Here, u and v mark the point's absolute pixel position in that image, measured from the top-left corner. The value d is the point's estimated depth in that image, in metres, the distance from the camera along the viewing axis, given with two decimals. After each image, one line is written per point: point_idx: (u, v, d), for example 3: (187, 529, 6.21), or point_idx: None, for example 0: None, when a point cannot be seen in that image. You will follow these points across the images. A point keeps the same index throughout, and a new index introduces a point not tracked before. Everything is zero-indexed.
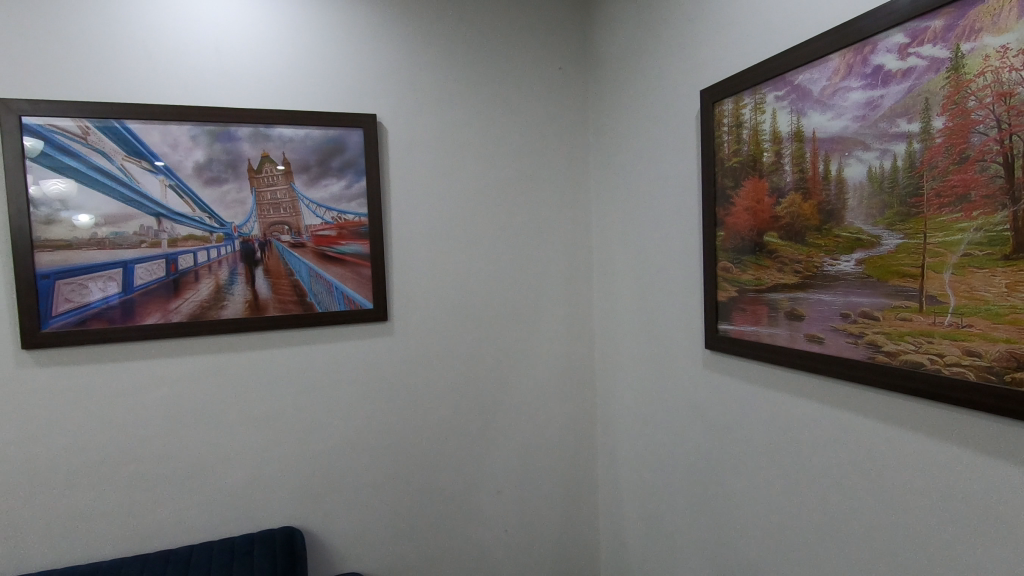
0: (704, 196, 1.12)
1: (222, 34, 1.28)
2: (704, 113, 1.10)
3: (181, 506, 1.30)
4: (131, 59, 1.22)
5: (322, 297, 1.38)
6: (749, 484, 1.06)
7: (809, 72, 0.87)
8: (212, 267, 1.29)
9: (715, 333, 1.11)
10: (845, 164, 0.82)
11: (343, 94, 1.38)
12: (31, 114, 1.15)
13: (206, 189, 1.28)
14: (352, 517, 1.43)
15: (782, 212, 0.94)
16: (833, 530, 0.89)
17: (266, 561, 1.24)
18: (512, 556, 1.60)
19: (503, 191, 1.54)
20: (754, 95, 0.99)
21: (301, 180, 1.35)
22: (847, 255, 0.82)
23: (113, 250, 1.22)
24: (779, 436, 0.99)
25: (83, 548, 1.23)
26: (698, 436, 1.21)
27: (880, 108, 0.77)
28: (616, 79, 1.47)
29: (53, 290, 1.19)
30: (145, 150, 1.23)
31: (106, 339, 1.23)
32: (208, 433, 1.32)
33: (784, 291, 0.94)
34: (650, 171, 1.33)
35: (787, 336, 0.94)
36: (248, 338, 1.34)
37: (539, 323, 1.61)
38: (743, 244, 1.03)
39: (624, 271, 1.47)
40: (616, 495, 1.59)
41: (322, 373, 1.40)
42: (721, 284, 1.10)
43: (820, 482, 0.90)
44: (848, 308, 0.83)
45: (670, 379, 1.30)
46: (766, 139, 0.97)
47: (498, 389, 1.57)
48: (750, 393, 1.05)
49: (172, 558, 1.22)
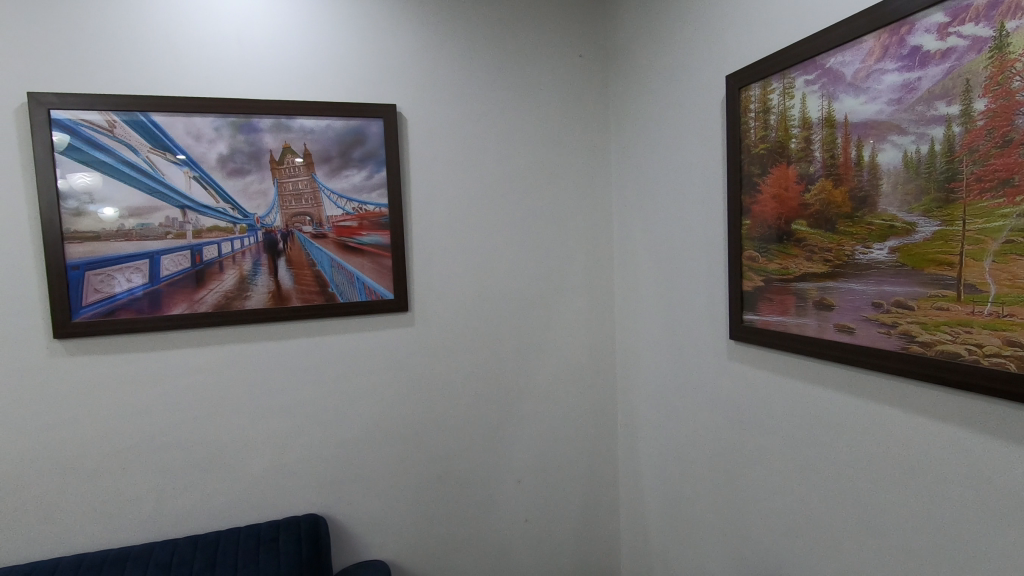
0: (730, 185, 1.10)
1: (242, 24, 1.28)
2: (730, 99, 1.08)
3: (207, 493, 1.32)
4: (156, 51, 1.23)
5: (343, 287, 1.39)
6: (774, 476, 1.05)
7: (840, 55, 0.85)
8: (236, 258, 1.31)
9: (740, 323, 1.10)
10: (879, 150, 0.80)
11: (362, 85, 1.38)
12: (59, 108, 1.17)
13: (229, 181, 1.29)
14: (374, 506, 1.45)
15: (811, 200, 0.92)
16: (860, 524, 0.87)
17: (292, 549, 1.26)
18: (532, 546, 1.61)
19: (523, 181, 1.53)
20: (782, 80, 0.97)
21: (322, 171, 1.35)
22: (881, 243, 0.80)
23: (139, 242, 1.24)
24: (806, 428, 0.97)
25: (115, 532, 1.27)
26: (721, 428, 1.19)
27: (916, 91, 0.74)
28: (637, 65, 1.44)
29: (82, 280, 1.21)
30: (169, 142, 1.24)
31: (133, 329, 1.25)
32: (233, 421, 1.34)
33: (812, 280, 0.93)
34: (672, 160, 1.31)
35: (815, 326, 0.93)
36: (271, 328, 1.35)
37: (559, 314, 1.60)
38: (769, 233, 1.01)
39: (647, 261, 1.45)
40: (637, 486, 1.59)
41: (343, 364, 1.41)
42: (747, 274, 1.08)
43: (848, 474, 0.89)
44: (881, 297, 0.81)
45: (692, 371, 1.28)
46: (795, 125, 0.94)
47: (518, 380, 1.57)
48: (776, 385, 1.04)
49: (200, 543, 1.25)
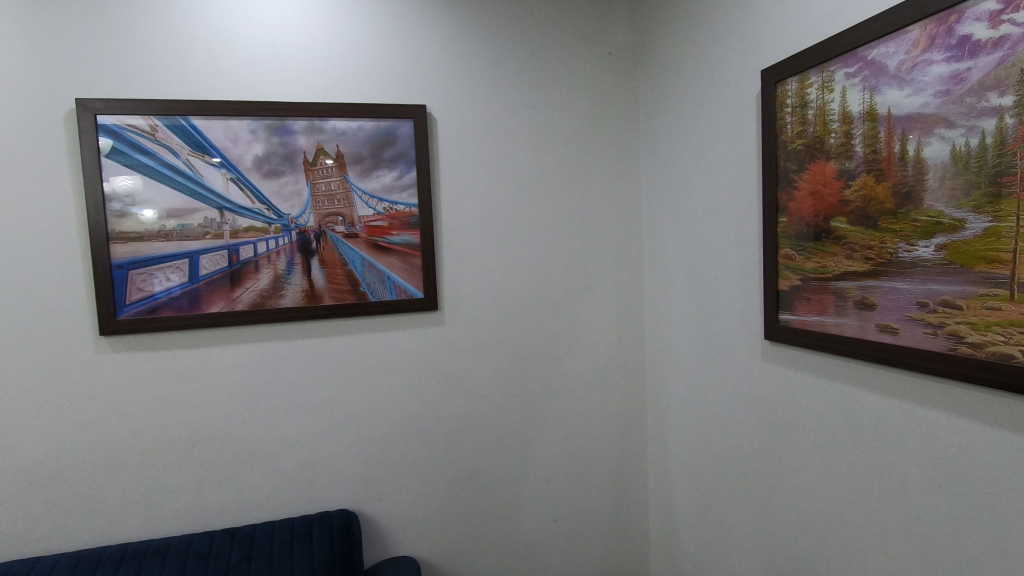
0: (766, 183, 1.07)
1: (277, 29, 1.31)
2: (765, 94, 1.06)
3: (243, 487, 1.35)
4: (195, 57, 1.27)
5: (374, 286, 1.41)
6: (810, 480, 1.02)
7: (883, 46, 0.82)
8: (271, 257, 1.33)
9: (776, 323, 1.07)
10: (924, 144, 0.77)
11: (392, 85, 1.39)
12: (105, 113, 1.21)
13: (265, 182, 1.32)
14: (404, 502, 1.46)
15: (851, 196, 0.89)
16: (903, 530, 0.85)
17: (325, 543, 1.29)
18: (560, 546, 1.60)
19: (552, 180, 1.53)
20: (821, 73, 0.94)
21: (354, 172, 1.37)
22: (926, 240, 0.77)
23: (179, 242, 1.28)
24: (844, 430, 0.94)
25: (156, 524, 1.31)
26: (754, 430, 1.17)
27: (965, 82, 0.72)
28: (668, 62, 1.42)
29: (126, 279, 1.25)
30: (208, 145, 1.27)
31: (173, 327, 1.28)
32: (268, 417, 1.37)
33: (852, 279, 0.90)
34: (704, 157, 1.29)
35: (855, 326, 0.90)
36: (304, 326, 1.38)
37: (588, 313, 1.59)
38: (807, 230, 0.99)
39: (678, 260, 1.43)
40: (668, 488, 1.56)
41: (374, 361, 1.43)
42: (783, 273, 1.05)
43: (890, 480, 0.86)
44: (926, 296, 0.78)
45: (725, 371, 1.26)
46: (834, 119, 0.92)
47: (547, 380, 1.56)
48: (812, 387, 1.01)
49: (237, 536, 1.28)
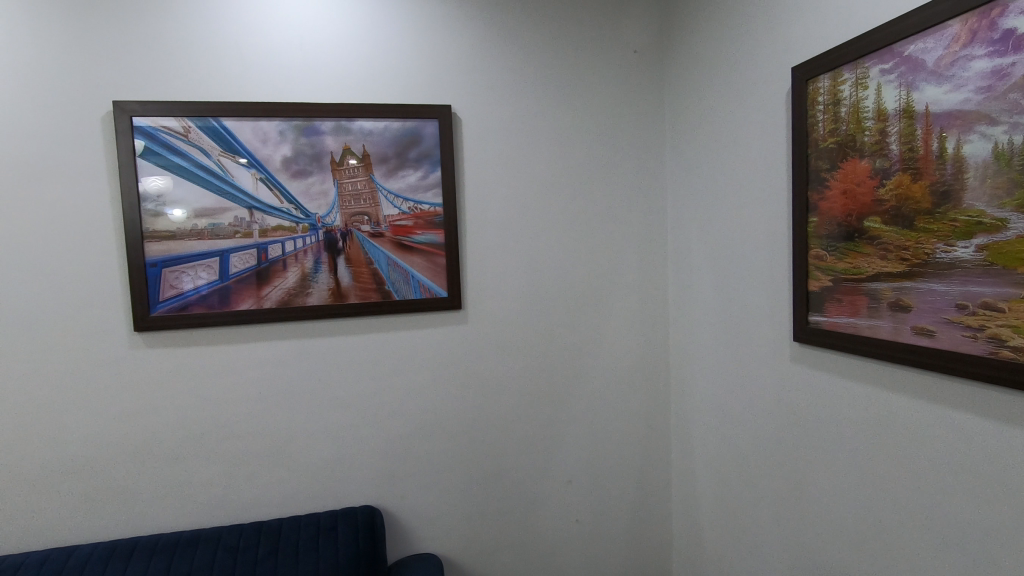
0: (796, 182, 1.05)
1: (306, 32, 1.33)
2: (796, 91, 1.04)
3: (270, 482, 1.38)
4: (226, 59, 1.29)
5: (399, 285, 1.42)
6: (840, 485, 1.00)
7: (921, 42, 0.80)
8: (298, 256, 1.36)
9: (806, 325, 1.05)
10: (965, 141, 0.75)
11: (418, 86, 1.40)
12: (140, 115, 1.24)
13: (293, 182, 1.34)
14: (426, 500, 1.47)
15: (885, 195, 0.87)
16: (939, 538, 0.83)
17: (350, 538, 1.30)
18: (582, 546, 1.60)
19: (575, 179, 1.52)
20: (854, 70, 0.92)
21: (379, 172, 1.39)
22: (966, 241, 0.75)
23: (210, 240, 1.30)
24: (875, 434, 0.92)
25: (186, 516, 1.34)
26: (781, 433, 1.15)
27: (1009, 77, 0.70)
28: (696, 60, 1.41)
29: (159, 277, 1.28)
30: (238, 146, 1.30)
31: (203, 324, 1.31)
32: (294, 413, 1.39)
33: (887, 280, 0.88)
34: (732, 156, 1.27)
35: (889, 328, 0.88)
36: (330, 324, 1.39)
37: (612, 313, 1.58)
38: (839, 231, 0.96)
39: (704, 261, 1.42)
40: (691, 491, 1.55)
41: (398, 360, 1.44)
42: (814, 273, 1.03)
43: (924, 486, 0.84)
44: (966, 298, 0.76)
45: (752, 373, 1.24)
46: (869, 117, 0.90)
47: (569, 380, 1.56)
48: (842, 390, 0.99)
49: (264, 529, 1.31)
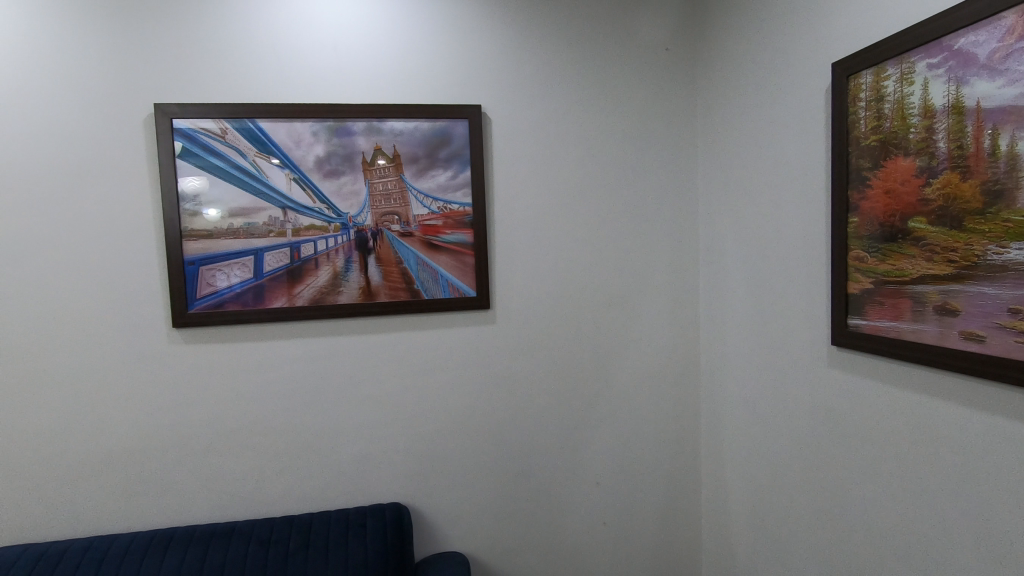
0: (836, 181, 1.02)
1: (339, 34, 1.35)
2: (836, 88, 1.01)
3: (302, 477, 1.40)
4: (262, 61, 1.32)
5: (428, 284, 1.43)
6: (878, 494, 0.97)
7: (972, 35, 0.77)
8: (330, 255, 1.37)
9: (844, 328, 1.02)
10: (1019, 138, 0.72)
11: (448, 86, 1.41)
12: (180, 117, 1.28)
13: (325, 182, 1.36)
14: (453, 499, 1.48)
15: (932, 195, 0.84)
16: (984, 551, 0.79)
17: (379, 535, 1.32)
18: (609, 550, 1.58)
19: (605, 179, 1.51)
20: (899, 65, 0.89)
21: (410, 172, 1.40)
22: (1019, 242, 0.72)
23: (246, 239, 1.33)
24: (917, 443, 0.88)
25: (220, 508, 1.37)
26: (816, 439, 1.12)
27: None
28: (730, 57, 1.38)
29: (197, 275, 1.32)
30: (273, 147, 1.32)
31: (238, 321, 1.34)
32: (325, 410, 1.41)
33: (932, 282, 0.84)
34: (768, 155, 1.24)
35: (935, 332, 0.84)
36: (360, 323, 1.41)
37: (641, 314, 1.56)
38: (881, 231, 0.93)
39: (737, 262, 1.39)
40: (722, 496, 1.52)
41: (427, 359, 1.45)
42: (853, 275, 1.00)
43: (969, 497, 0.81)
44: (1019, 302, 0.73)
45: (786, 378, 1.21)
46: (914, 113, 0.87)
47: (597, 381, 1.55)
48: (882, 396, 0.96)
49: (294, 523, 1.33)
